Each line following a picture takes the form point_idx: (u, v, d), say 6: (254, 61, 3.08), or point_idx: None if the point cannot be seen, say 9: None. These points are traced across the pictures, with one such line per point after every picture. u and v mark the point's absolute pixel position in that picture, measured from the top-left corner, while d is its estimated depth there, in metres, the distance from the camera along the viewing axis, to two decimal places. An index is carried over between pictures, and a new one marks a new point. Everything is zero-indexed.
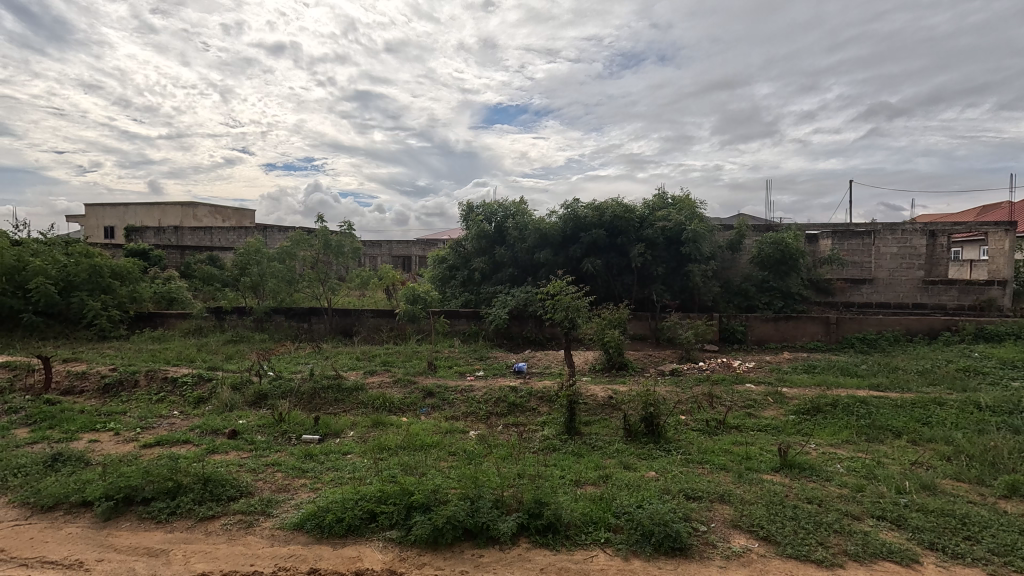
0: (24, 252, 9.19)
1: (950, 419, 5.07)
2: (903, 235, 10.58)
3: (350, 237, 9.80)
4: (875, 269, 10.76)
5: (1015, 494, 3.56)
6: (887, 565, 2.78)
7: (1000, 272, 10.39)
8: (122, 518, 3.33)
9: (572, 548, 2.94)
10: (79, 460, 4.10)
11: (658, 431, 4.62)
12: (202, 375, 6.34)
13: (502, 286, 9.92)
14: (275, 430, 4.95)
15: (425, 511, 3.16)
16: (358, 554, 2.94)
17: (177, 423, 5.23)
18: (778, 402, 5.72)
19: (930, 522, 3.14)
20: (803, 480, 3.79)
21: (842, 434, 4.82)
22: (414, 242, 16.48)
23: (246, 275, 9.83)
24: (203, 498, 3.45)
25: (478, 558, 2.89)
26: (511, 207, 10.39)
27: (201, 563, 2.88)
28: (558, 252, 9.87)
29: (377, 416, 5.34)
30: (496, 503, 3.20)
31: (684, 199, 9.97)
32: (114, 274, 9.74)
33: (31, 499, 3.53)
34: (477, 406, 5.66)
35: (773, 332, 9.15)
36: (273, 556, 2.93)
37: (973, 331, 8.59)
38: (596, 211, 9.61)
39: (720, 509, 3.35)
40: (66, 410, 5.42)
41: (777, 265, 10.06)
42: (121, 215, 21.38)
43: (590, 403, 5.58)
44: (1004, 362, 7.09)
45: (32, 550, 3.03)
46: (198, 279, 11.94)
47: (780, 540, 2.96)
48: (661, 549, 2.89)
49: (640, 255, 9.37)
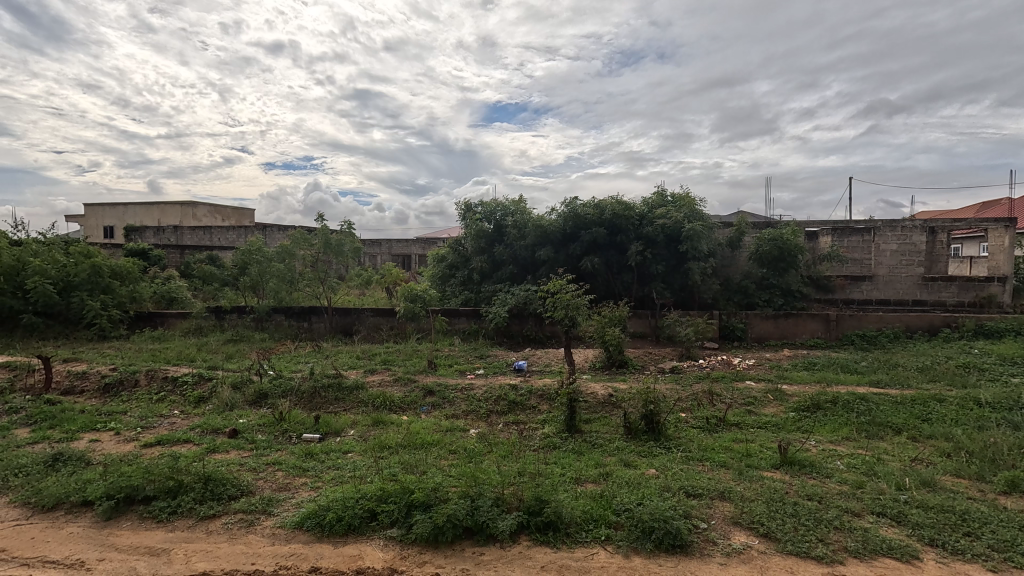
0: (24, 252, 9.19)
1: (950, 415, 5.07)
2: (903, 232, 10.57)
3: (350, 236, 9.80)
4: (874, 266, 10.76)
5: (1014, 490, 3.57)
6: (886, 562, 2.78)
7: (1000, 269, 10.40)
8: (123, 517, 3.33)
9: (572, 546, 2.95)
10: (79, 460, 4.10)
11: (658, 429, 4.62)
12: (203, 375, 6.34)
13: (502, 284, 9.92)
14: (275, 429, 4.95)
15: (425, 509, 3.16)
16: (359, 552, 2.94)
17: (178, 423, 5.24)
18: (778, 399, 5.72)
19: (930, 518, 3.15)
20: (803, 477, 3.80)
21: (842, 431, 4.83)
22: (414, 240, 16.48)
23: (245, 274, 9.83)
24: (204, 497, 3.46)
25: (479, 556, 2.90)
26: (511, 205, 10.38)
27: (202, 562, 2.88)
28: (558, 250, 9.87)
29: (377, 414, 5.34)
30: (497, 501, 3.21)
31: (684, 197, 9.96)
32: (114, 274, 9.74)
33: (32, 498, 3.54)
34: (477, 404, 5.66)
35: (773, 329, 9.15)
36: (274, 555, 2.93)
37: (972, 328, 8.59)
38: (595, 209, 9.61)
39: (720, 506, 3.35)
40: (67, 410, 5.42)
41: (775, 262, 10.04)
42: (120, 214, 21.36)
43: (591, 401, 5.58)
44: (1003, 358, 7.10)
45: (33, 550, 3.03)
46: (197, 279, 11.94)
47: (780, 537, 2.96)
48: (662, 546, 2.90)
49: (640, 253, 9.37)
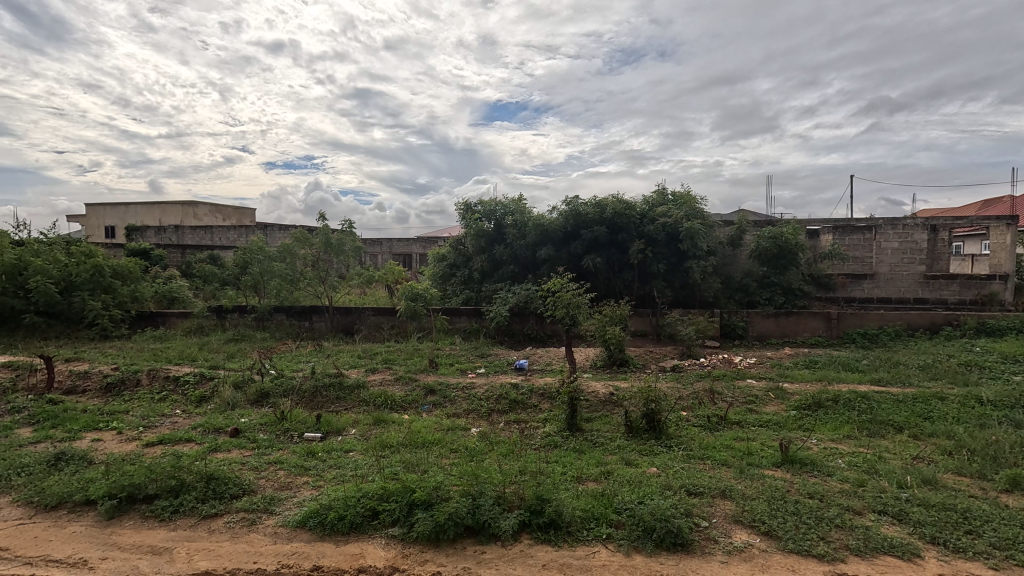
0: (25, 252, 9.20)
1: (951, 413, 5.07)
2: (904, 229, 10.55)
3: (351, 235, 9.81)
4: (876, 264, 10.74)
5: (1016, 488, 3.56)
6: (888, 560, 2.78)
7: (1001, 266, 10.39)
8: (125, 516, 3.34)
9: (574, 544, 2.95)
10: (82, 459, 4.11)
11: (659, 427, 4.62)
12: (204, 374, 6.35)
13: (503, 283, 9.92)
14: (277, 429, 4.96)
15: (427, 508, 3.17)
16: (361, 551, 2.95)
17: (180, 422, 5.25)
18: (779, 398, 5.72)
19: (932, 516, 3.15)
20: (805, 475, 3.79)
21: (844, 430, 4.82)
22: (415, 239, 16.50)
23: (246, 273, 9.84)
24: (206, 496, 3.47)
25: (480, 554, 2.90)
26: (511, 204, 10.38)
27: (205, 560, 2.89)
28: (559, 249, 9.87)
29: (379, 414, 5.35)
30: (498, 499, 3.21)
31: (685, 195, 9.95)
32: (116, 274, 9.75)
33: (35, 498, 3.55)
34: (478, 403, 5.67)
35: (774, 327, 9.13)
36: (276, 554, 2.94)
37: (974, 326, 8.58)
38: (596, 208, 9.60)
39: (722, 504, 3.35)
40: (69, 410, 5.44)
41: (775, 260, 10.03)
42: (122, 214, 21.38)
43: (592, 399, 5.58)
44: (1005, 356, 7.09)
45: (36, 548, 3.04)
46: (198, 278, 11.94)
47: (781, 535, 2.97)
48: (663, 544, 2.90)
49: (641, 252, 9.36)
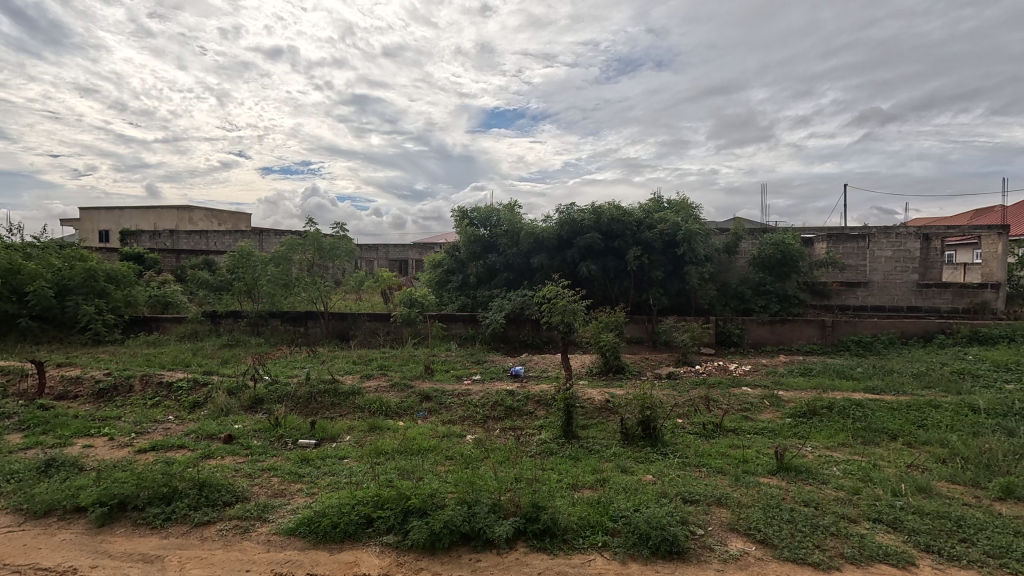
0: (18, 255, 9.11)
1: (945, 421, 5.11)
2: (896, 238, 10.64)
3: (346, 240, 9.90)
4: (869, 273, 10.81)
5: (1009, 496, 3.58)
6: (882, 567, 2.79)
7: (993, 275, 10.48)
8: (116, 524, 3.30)
9: (570, 552, 2.94)
10: (73, 466, 4.06)
11: (655, 435, 4.62)
12: (198, 380, 6.32)
13: (498, 290, 9.88)
14: (271, 435, 4.94)
15: (422, 515, 3.15)
16: (355, 559, 2.93)
17: (173, 428, 5.21)
18: (775, 405, 5.75)
19: (926, 524, 3.16)
20: (800, 484, 3.79)
21: (838, 437, 4.84)
22: (411, 246, 16.56)
23: (241, 278, 9.77)
24: (198, 503, 3.43)
25: (476, 563, 2.89)
26: (505, 212, 10.41)
27: (196, 568, 2.86)
28: (554, 255, 9.92)
29: (374, 420, 5.32)
30: (494, 506, 3.19)
31: (680, 202, 10.03)
32: (110, 278, 9.67)
33: (25, 505, 3.51)
34: (475, 409, 5.66)
35: (770, 335, 9.20)
36: (269, 561, 2.92)
37: (967, 334, 8.66)
38: (591, 214, 9.67)
39: (718, 512, 3.36)
40: (60, 416, 5.39)
41: (772, 268, 10.08)
42: (116, 218, 21.37)
43: (588, 406, 5.60)
44: (998, 364, 7.15)
45: (25, 557, 3.00)
46: (193, 284, 11.89)
47: (777, 543, 2.96)
48: (659, 552, 2.89)
49: (637, 258, 9.40)
